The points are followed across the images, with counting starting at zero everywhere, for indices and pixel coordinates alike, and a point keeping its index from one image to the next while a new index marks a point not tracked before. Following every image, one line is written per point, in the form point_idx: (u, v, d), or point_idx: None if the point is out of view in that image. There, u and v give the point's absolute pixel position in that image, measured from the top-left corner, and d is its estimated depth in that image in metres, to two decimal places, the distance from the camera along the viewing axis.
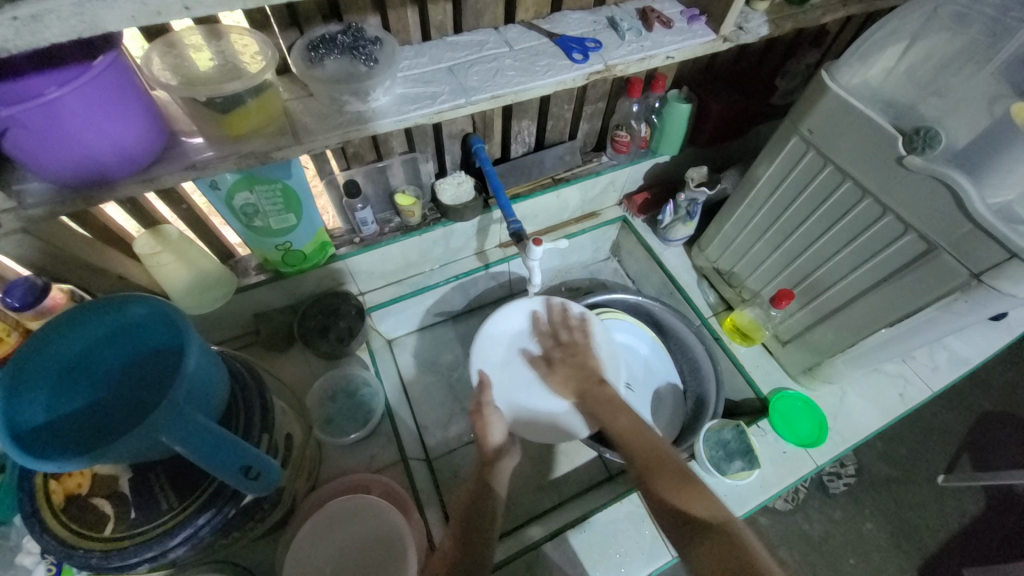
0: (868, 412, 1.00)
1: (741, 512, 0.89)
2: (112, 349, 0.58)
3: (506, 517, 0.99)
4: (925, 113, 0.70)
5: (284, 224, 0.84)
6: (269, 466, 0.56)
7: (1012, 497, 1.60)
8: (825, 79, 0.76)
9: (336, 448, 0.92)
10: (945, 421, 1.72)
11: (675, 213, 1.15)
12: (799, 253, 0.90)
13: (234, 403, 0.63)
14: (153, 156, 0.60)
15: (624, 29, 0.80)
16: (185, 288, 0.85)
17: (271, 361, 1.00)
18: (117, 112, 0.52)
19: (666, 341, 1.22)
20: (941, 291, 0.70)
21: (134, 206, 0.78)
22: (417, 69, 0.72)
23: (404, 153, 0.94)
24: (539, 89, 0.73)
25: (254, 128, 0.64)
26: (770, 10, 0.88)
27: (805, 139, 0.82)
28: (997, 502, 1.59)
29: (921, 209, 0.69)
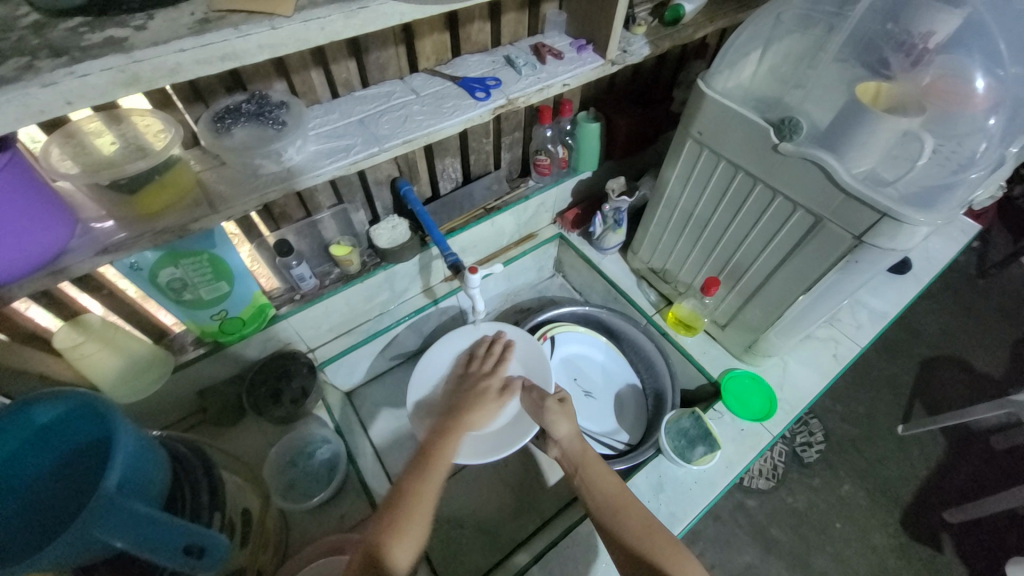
0: (810, 377, 1.07)
1: (713, 495, 0.92)
2: (33, 453, 0.54)
3: (493, 551, 0.97)
4: (790, 104, 0.80)
5: (216, 293, 0.83)
6: (215, 542, 0.55)
7: (962, 432, 1.73)
8: (702, 87, 0.86)
9: (305, 515, 0.89)
10: (892, 374, 1.85)
11: (604, 224, 1.21)
12: (716, 243, 0.98)
13: (178, 486, 0.60)
14: (60, 247, 0.58)
15: (519, 64, 0.87)
16: (117, 377, 0.81)
17: (223, 437, 0.96)
18: (18, 206, 0.51)
19: (620, 345, 1.26)
20: (837, 255, 0.78)
21: (49, 299, 0.75)
22: (328, 126, 0.75)
23: (333, 206, 0.96)
24: (448, 129, 0.78)
25: (167, 205, 0.64)
26: (649, 33, 0.98)
27: (698, 140, 0.91)
28: (952, 440, 1.71)
29: (802, 188, 0.77)
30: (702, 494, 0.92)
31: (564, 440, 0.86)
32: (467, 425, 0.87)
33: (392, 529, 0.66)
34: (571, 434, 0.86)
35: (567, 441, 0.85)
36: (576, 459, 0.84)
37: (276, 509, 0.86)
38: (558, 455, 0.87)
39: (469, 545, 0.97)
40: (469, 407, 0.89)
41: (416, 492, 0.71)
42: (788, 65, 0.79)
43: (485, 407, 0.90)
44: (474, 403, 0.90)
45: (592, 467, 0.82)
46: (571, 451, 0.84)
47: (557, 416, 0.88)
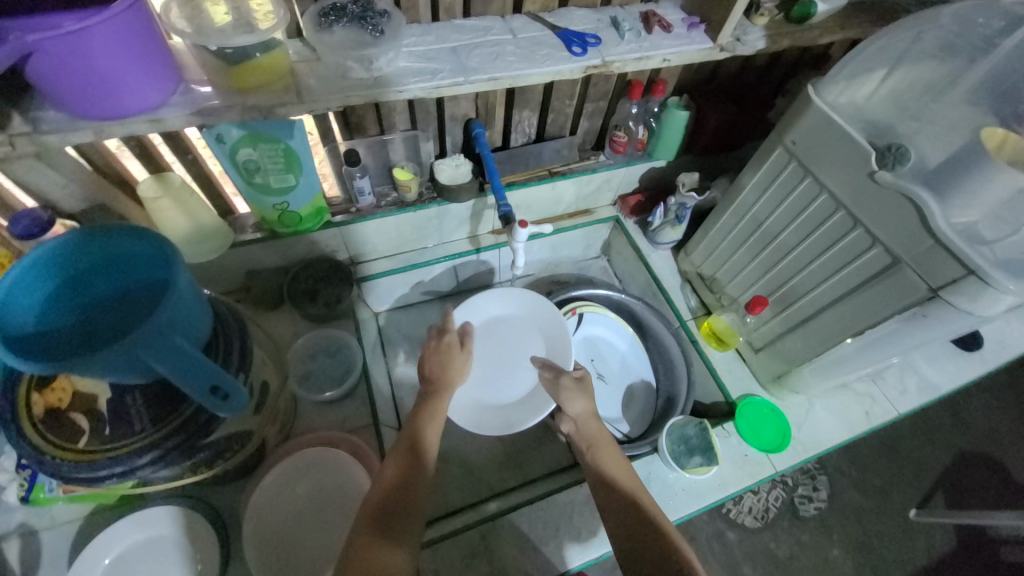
0: (833, 426, 1.02)
1: (696, 506, 0.92)
2: (101, 278, 0.61)
3: (469, 493, 1.01)
4: (901, 133, 0.73)
5: (284, 183, 0.87)
6: (236, 389, 0.59)
7: (980, 537, 1.61)
8: (810, 93, 0.79)
9: (311, 406, 0.95)
10: (922, 456, 1.73)
11: (664, 217, 1.18)
12: (777, 262, 0.93)
13: (214, 339, 0.67)
14: (160, 99, 0.63)
15: (624, 28, 0.83)
16: (183, 236, 0.88)
17: (259, 319, 1.03)
18: (134, 49, 0.56)
19: (646, 340, 1.24)
20: (902, 304, 0.73)
21: (140, 147, 0.80)
22: (422, 46, 0.76)
23: (406, 130, 0.98)
24: (535, 76, 0.77)
25: (260, 84, 0.67)
26: (769, 26, 0.91)
27: (788, 150, 0.85)
28: (965, 541, 1.60)
29: (889, 224, 0.71)
30: (684, 503, 0.92)
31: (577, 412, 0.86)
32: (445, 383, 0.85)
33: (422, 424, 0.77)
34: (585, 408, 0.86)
35: (580, 419, 0.85)
36: (587, 440, 0.82)
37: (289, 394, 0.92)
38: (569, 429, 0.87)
39: (450, 481, 1.02)
40: (442, 364, 0.86)
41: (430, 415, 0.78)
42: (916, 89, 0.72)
43: (461, 361, 0.88)
44: (447, 358, 0.88)
45: (604, 449, 0.80)
46: (584, 430, 0.83)
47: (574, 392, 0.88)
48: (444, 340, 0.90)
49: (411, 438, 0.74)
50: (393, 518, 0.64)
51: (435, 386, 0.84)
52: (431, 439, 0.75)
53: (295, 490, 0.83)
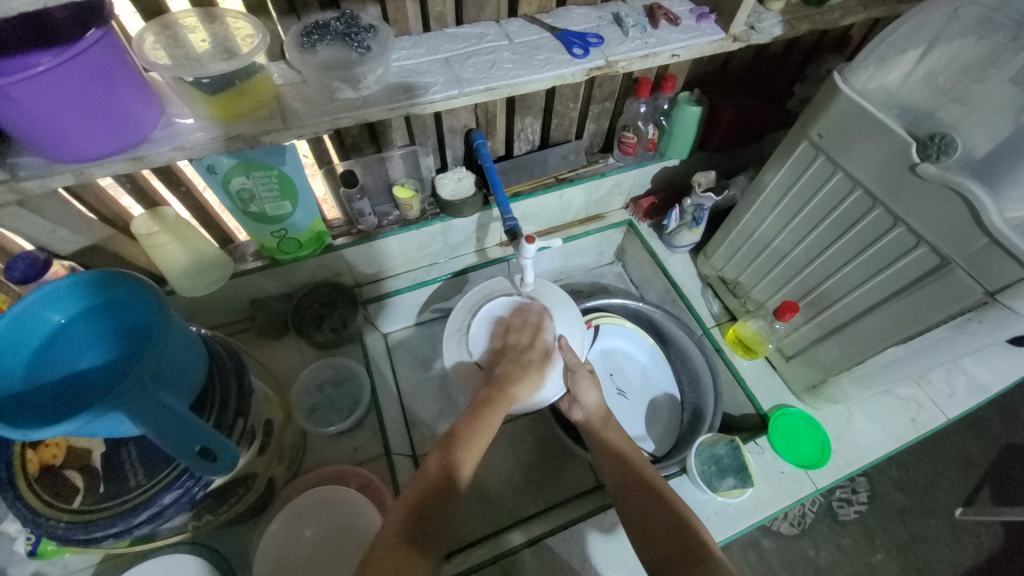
0: (875, 435, 0.95)
1: (732, 532, 0.86)
2: (88, 326, 0.58)
3: (489, 520, 0.96)
4: (943, 119, 0.65)
5: (280, 211, 0.84)
6: (227, 449, 0.57)
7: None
8: (836, 81, 0.73)
9: (320, 438, 0.92)
10: (966, 450, 1.63)
11: (680, 219, 1.12)
12: (806, 265, 0.86)
13: (210, 385, 0.64)
14: (140, 135, 0.60)
15: (628, 24, 0.78)
16: (182, 269, 0.85)
17: (264, 349, 1.00)
18: (105, 86, 0.52)
19: (667, 349, 1.16)
20: (954, 309, 0.66)
21: (133, 184, 0.78)
22: (412, 60, 0.72)
23: (404, 146, 0.94)
24: (535, 83, 0.72)
25: (244, 112, 0.64)
26: (785, 11, 0.84)
27: (815, 144, 0.78)
28: (1017, 540, 1.50)
29: (934, 221, 0.65)
30: (720, 528, 0.86)
31: (590, 403, 0.82)
32: (512, 400, 0.75)
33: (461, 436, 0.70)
34: (597, 399, 0.82)
35: (592, 409, 0.82)
36: (598, 423, 0.82)
37: (296, 427, 0.89)
38: (580, 417, 0.84)
39: (468, 508, 0.97)
40: (518, 376, 0.76)
41: (472, 427, 0.71)
42: (953, 71, 0.65)
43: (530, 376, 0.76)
44: (519, 372, 0.76)
45: (612, 430, 0.81)
46: (595, 416, 0.82)
47: (589, 382, 0.82)
48: (524, 350, 0.79)
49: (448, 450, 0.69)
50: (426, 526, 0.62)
51: (503, 395, 0.74)
52: (474, 451, 0.70)
53: (305, 528, 0.80)
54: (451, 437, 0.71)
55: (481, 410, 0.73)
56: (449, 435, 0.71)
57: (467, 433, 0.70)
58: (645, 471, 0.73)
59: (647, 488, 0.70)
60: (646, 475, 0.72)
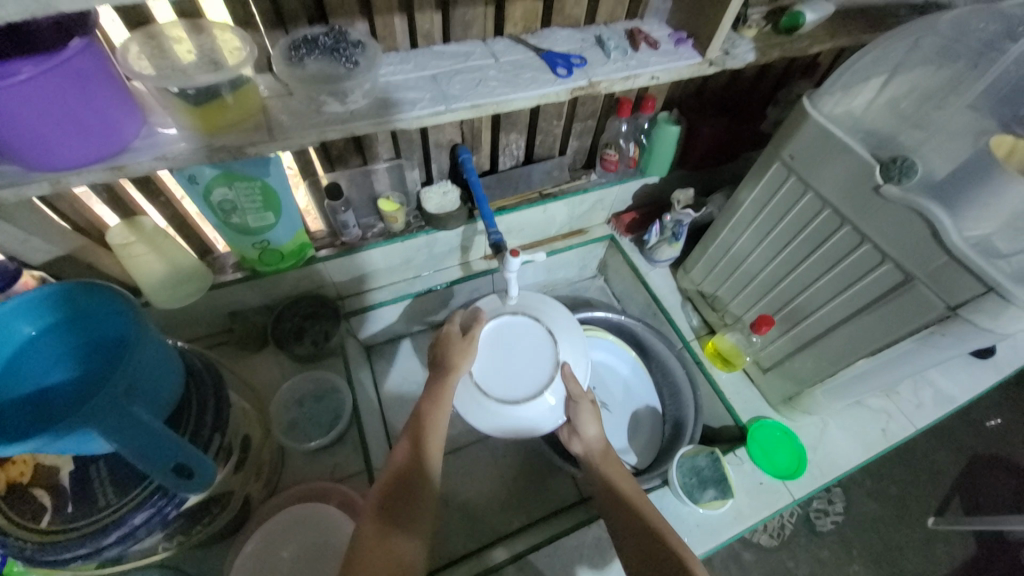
0: (849, 446, 0.98)
1: (713, 543, 0.86)
2: (60, 339, 0.56)
3: (471, 536, 0.95)
4: (904, 143, 0.69)
5: (262, 222, 0.84)
6: (204, 467, 0.55)
7: (995, 542, 1.56)
8: (806, 106, 0.76)
9: (300, 455, 0.90)
10: (935, 459, 1.68)
11: (661, 234, 1.15)
12: (780, 280, 0.89)
13: (187, 400, 0.62)
14: (121, 144, 0.59)
15: (610, 47, 0.81)
16: (159, 281, 0.83)
17: (243, 362, 0.98)
18: (87, 95, 0.52)
19: (648, 362, 1.18)
20: (919, 323, 0.70)
21: (111, 194, 0.77)
22: (400, 76, 0.73)
23: (389, 159, 0.94)
24: (520, 101, 0.74)
25: (229, 123, 0.64)
26: (758, 38, 0.89)
27: (787, 165, 0.81)
28: (984, 547, 1.55)
29: (898, 239, 0.68)
30: (700, 540, 0.86)
31: (590, 436, 0.82)
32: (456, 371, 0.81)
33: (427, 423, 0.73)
34: (597, 432, 0.82)
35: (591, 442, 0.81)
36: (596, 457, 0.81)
37: (275, 443, 0.87)
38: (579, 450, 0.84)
39: (450, 525, 0.96)
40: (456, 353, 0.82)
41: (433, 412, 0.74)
42: (914, 99, 0.70)
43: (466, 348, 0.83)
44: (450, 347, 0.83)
45: (610, 465, 0.79)
46: (593, 449, 0.81)
47: (589, 414, 0.83)
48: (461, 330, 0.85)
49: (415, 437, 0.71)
50: (405, 504, 0.62)
51: (448, 370, 0.80)
52: (437, 438, 0.72)
53: (282, 548, 0.78)
54: (415, 427, 0.72)
55: (437, 388, 0.78)
56: (412, 423, 0.73)
57: (429, 423, 0.72)
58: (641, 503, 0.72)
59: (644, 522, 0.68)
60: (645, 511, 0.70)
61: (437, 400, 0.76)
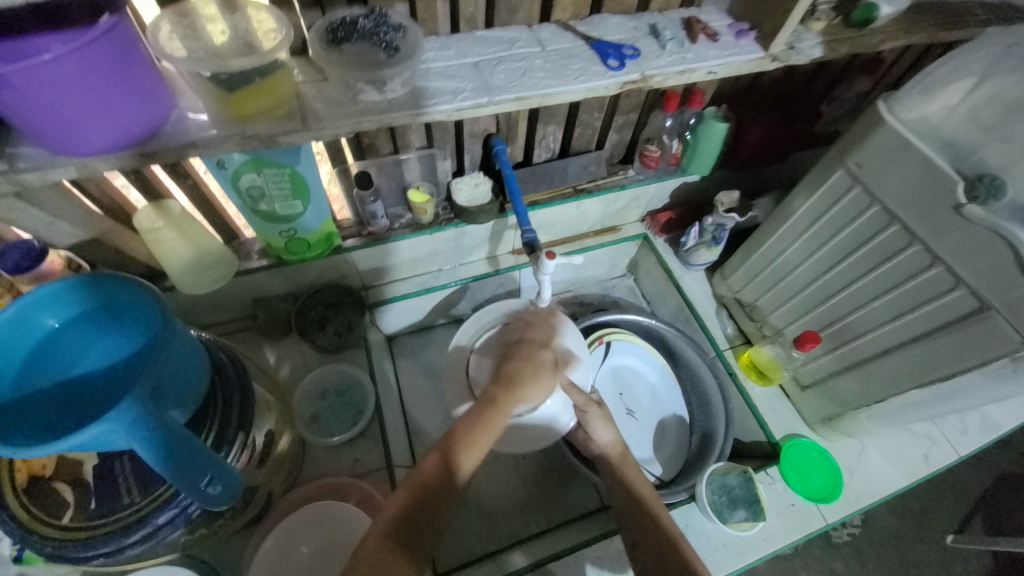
0: (888, 471, 0.93)
1: (740, 564, 0.84)
2: (85, 332, 0.55)
3: (489, 537, 0.94)
4: (988, 159, 0.63)
5: (290, 210, 0.81)
6: (228, 475, 0.53)
7: (1022, 567, 1.50)
8: (880, 110, 0.70)
9: (321, 448, 0.89)
10: (963, 477, 1.62)
11: (699, 237, 1.09)
12: (831, 295, 0.84)
13: (212, 398, 0.60)
14: (152, 129, 0.56)
15: (665, 38, 0.75)
16: (185, 266, 0.81)
17: (266, 350, 0.97)
18: (118, 78, 0.49)
19: (677, 369, 1.13)
20: (988, 355, 0.65)
21: (139, 176, 0.75)
22: (441, 63, 0.68)
23: (421, 148, 0.90)
24: (567, 94, 0.69)
25: (262, 110, 0.60)
26: (826, 32, 0.81)
27: (851, 174, 0.75)
28: (1006, 569, 1.50)
29: (975, 264, 0.63)
30: (727, 559, 0.83)
31: (607, 441, 0.80)
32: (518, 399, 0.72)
33: (466, 437, 0.65)
34: (614, 436, 0.80)
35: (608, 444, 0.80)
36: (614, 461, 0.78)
37: (296, 436, 0.87)
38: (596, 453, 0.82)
39: (467, 524, 0.95)
40: (524, 374, 0.73)
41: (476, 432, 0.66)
42: (997, 109, 0.63)
43: (525, 364, 0.75)
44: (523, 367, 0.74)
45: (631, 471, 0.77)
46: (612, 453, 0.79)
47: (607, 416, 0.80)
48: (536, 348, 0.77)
49: (445, 448, 0.64)
50: (420, 524, 0.59)
51: (509, 395, 0.71)
52: (474, 453, 0.65)
53: (302, 543, 0.77)
54: (447, 440, 0.65)
55: (484, 410, 0.69)
56: (447, 434, 0.65)
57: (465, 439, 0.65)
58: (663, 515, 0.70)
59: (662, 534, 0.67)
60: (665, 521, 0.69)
61: (474, 415, 0.68)
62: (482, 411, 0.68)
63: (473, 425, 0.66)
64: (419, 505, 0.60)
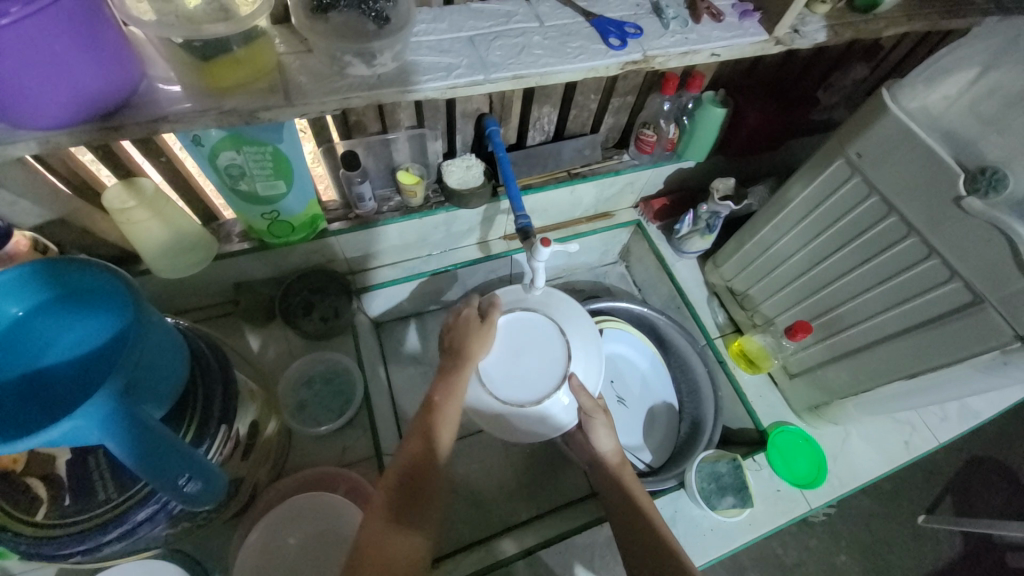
0: (871, 457, 0.95)
1: (727, 549, 0.85)
2: (52, 320, 0.51)
3: (479, 524, 0.94)
4: (986, 153, 0.61)
5: (273, 191, 0.77)
6: (206, 473, 0.51)
7: (985, 543, 1.58)
8: (883, 99, 0.68)
9: (307, 437, 0.87)
10: (934, 460, 1.68)
11: (693, 224, 1.08)
12: (824, 285, 0.84)
13: (192, 389, 0.58)
14: (120, 100, 0.52)
15: (669, 16, 0.72)
16: (161, 249, 0.76)
17: (249, 336, 0.94)
18: (79, 43, 0.44)
19: (667, 356, 1.14)
20: (977, 348, 0.65)
21: (107, 152, 0.70)
22: (434, 36, 0.64)
23: (411, 128, 0.86)
24: (566, 74, 0.66)
25: (240, 82, 0.56)
26: (830, 15, 0.79)
27: (851, 163, 0.74)
28: (969, 545, 1.57)
29: (972, 256, 0.63)
30: (715, 544, 0.85)
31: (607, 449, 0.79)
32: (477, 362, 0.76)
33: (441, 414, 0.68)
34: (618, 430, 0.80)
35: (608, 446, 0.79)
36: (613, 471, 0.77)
37: (282, 425, 0.84)
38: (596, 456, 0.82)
39: (457, 512, 0.94)
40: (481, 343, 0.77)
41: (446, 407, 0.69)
42: (997, 101, 0.61)
43: (484, 335, 0.78)
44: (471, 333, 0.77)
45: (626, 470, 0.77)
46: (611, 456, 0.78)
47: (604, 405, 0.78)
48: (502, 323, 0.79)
49: (423, 427, 0.66)
50: (413, 504, 0.60)
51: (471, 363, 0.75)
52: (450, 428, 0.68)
53: (289, 533, 0.76)
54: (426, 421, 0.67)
55: (455, 385, 0.72)
56: (424, 414, 0.68)
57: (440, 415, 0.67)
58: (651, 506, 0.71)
59: (651, 528, 0.68)
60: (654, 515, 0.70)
61: (445, 396, 0.70)
62: (451, 389, 0.71)
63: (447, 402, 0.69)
64: (409, 485, 0.61)
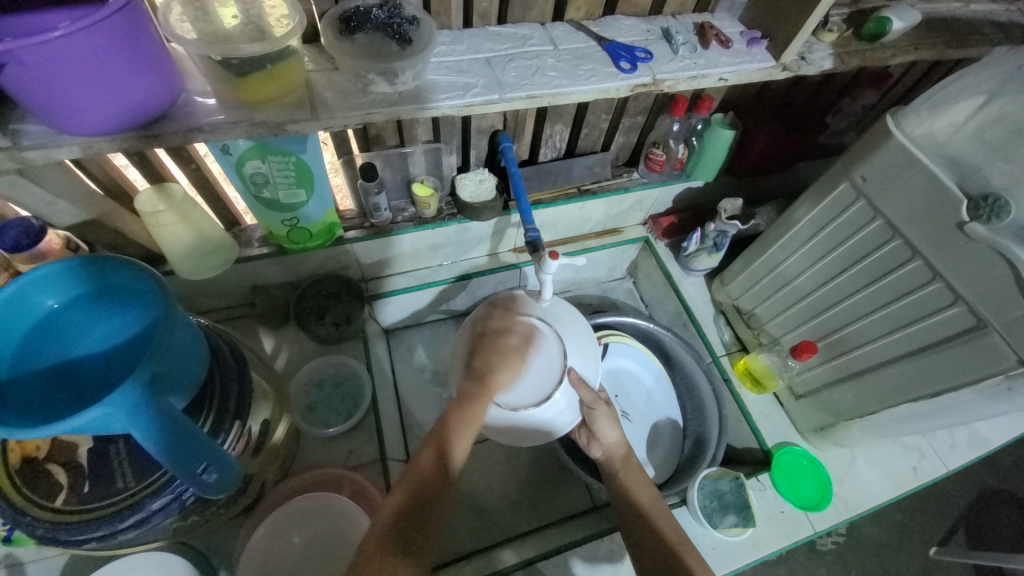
0: (878, 482, 0.94)
1: (729, 568, 0.85)
2: (85, 314, 0.54)
3: (479, 533, 0.94)
4: (991, 178, 0.62)
5: (293, 199, 0.80)
6: (223, 464, 0.53)
7: None
8: (887, 125, 0.70)
9: (315, 438, 0.89)
10: (947, 490, 1.64)
11: (701, 242, 1.10)
12: (829, 306, 0.85)
13: (210, 383, 0.60)
14: (160, 111, 0.56)
15: (678, 42, 0.74)
16: (185, 251, 0.80)
17: (263, 338, 0.97)
18: (126, 58, 0.48)
19: (673, 373, 1.14)
20: (982, 373, 0.66)
21: (141, 158, 0.74)
22: (453, 57, 0.68)
23: (427, 142, 0.90)
24: (578, 95, 0.69)
25: (270, 97, 0.60)
26: (837, 43, 0.81)
27: (856, 186, 0.75)
28: None
29: (975, 281, 0.63)
30: (717, 564, 0.84)
31: (610, 442, 0.79)
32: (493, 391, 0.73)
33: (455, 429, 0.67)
34: (618, 437, 0.79)
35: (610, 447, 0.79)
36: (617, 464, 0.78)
37: (291, 426, 0.86)
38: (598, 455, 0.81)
39: (458, 521, 0.95)
40: (498, 365, 0.74)
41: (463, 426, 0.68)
42: (1001, 129, 0.62)
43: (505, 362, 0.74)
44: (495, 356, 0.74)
45: (632, 473, 0.77)
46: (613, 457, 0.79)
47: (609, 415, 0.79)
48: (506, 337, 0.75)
49: (439, 440, 0.66)
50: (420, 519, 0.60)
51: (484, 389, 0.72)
52: (465, 443, 0.67)
53: (294, 532, 0.77)
54: (441, 431, 0.67)
55: (468, 407, 0.70)
56: (438, 428, 0.68)
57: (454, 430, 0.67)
58: (662, 519, 0.71)
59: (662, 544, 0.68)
60: (664, 529, 0.70)
61: (460, 413, 0.69)
62: (465, 407, 0.70)
63: (462, 418, 0.68)
64: (418, 497, 0.61)
